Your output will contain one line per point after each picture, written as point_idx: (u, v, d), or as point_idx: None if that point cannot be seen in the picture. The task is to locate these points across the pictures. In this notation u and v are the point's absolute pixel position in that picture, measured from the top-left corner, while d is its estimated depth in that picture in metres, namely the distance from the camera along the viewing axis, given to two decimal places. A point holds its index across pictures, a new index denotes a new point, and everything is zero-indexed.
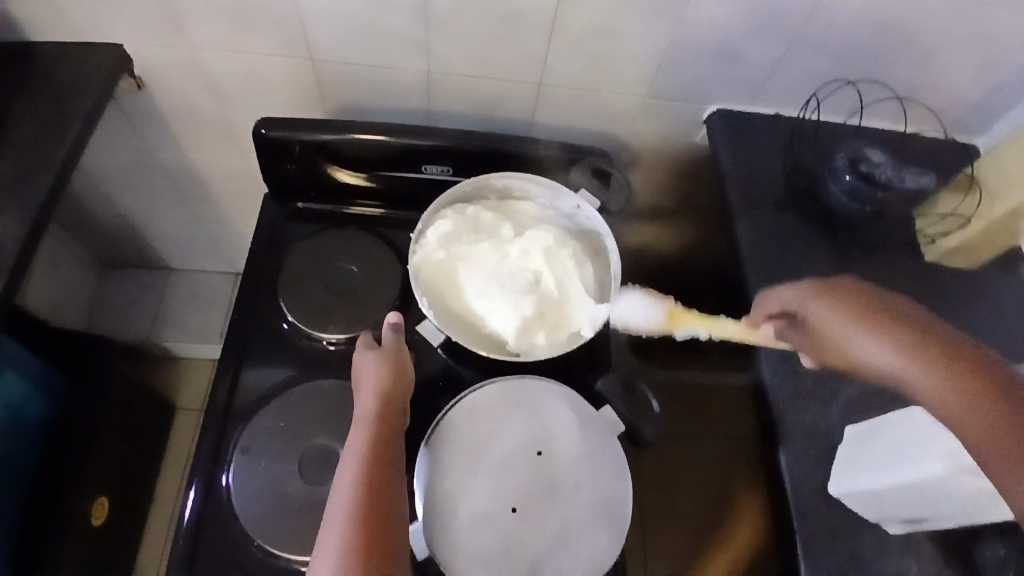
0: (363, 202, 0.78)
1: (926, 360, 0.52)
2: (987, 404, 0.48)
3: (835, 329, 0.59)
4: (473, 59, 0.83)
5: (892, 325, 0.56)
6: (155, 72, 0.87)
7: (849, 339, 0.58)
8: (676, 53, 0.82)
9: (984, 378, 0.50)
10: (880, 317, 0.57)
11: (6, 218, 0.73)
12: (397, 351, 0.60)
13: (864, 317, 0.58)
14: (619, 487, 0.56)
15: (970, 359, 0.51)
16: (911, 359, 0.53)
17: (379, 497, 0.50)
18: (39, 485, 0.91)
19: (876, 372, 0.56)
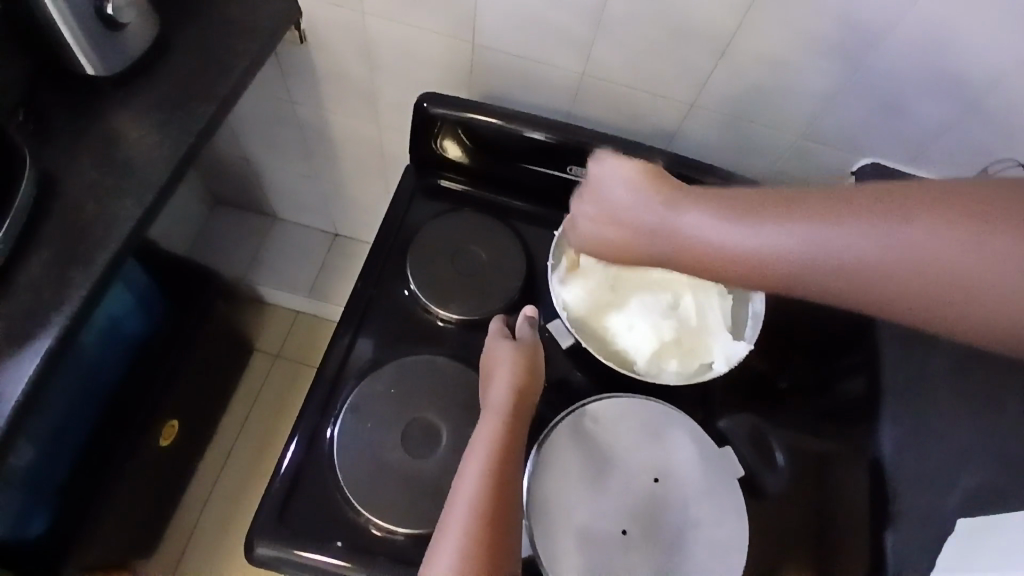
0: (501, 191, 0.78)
1: (771, 208, 0.46)
2: (898, 204, 0.41)
3: (649, 212, 0.52)
4: (631, 69, 0.82)
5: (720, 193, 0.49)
6: (317, 27, 0.90)
7: (649, 218, 0.52)
8: (844, 97, 0.79)
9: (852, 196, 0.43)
10: (668, 186, 0.52)
11: (167, 140, 0.77)
12: (533, 346, 0.58)
13: (655, 192, 0.52)
14: (736, 536, 0.53)
15: (819, 190, 0.45)
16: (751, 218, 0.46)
17: (505, 499, 0.48)
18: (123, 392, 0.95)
19: (717, 255, 0.47)
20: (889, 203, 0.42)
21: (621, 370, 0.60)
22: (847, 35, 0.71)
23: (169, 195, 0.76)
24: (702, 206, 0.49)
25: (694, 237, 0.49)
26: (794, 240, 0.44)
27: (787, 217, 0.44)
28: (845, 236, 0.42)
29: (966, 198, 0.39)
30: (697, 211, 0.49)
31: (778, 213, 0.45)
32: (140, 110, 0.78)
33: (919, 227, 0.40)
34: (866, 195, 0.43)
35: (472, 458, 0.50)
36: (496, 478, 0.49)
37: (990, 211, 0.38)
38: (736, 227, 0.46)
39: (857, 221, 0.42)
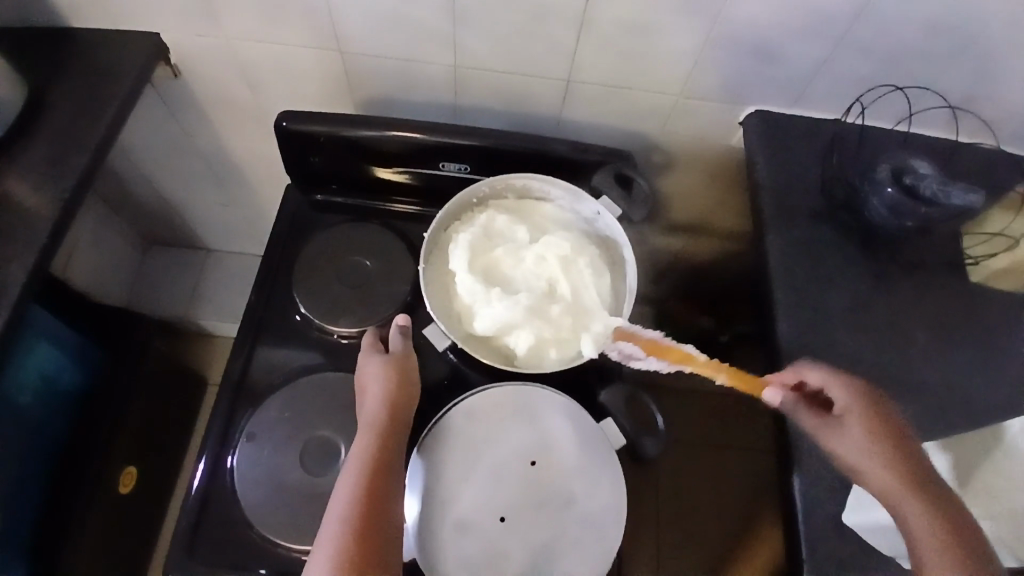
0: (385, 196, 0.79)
1: (883, 458, 0.59)
2: (949, 530, 0.56)
3: (845, 436, 0.61)
4: (502, 55, 0.82)
5: (904, 459, 0.60)
6: (189, 60, 0.89)
7: (847, 445, 0.61)
8: (712, 53, 0.78)
9: (926, 488, 0.59)
10: (891, 443, 0.60)
11: (41, 198, 0.76)
12: (404, 355, 0.60)
13: (884, 441, 0.60)
14: (614, 506, 0.55)
15: (918, 474, 0.59)
16: (871, 450, 0.60)
17: (379, 505, 0.51)
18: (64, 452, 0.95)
19: (837, 450, 0.62)
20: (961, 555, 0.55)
21: (500, 364, 0.61)
22: None
23: (55, 250, 0.75)
24: (867, 432, 0.60)
25: (838, 447, 0.62)
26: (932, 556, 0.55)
27: (881, 449, 0.60)
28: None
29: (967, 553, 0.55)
30: (854, 438, 0.61)
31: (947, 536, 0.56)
32: (17, 170, 0.77)
33: (934, 536, 0.56)
34: (948, 522, 0.57)
35: (346, 471, 0.52)
36: (369, 486, 0.51)
37: None
38: (871, 466, 0.60)
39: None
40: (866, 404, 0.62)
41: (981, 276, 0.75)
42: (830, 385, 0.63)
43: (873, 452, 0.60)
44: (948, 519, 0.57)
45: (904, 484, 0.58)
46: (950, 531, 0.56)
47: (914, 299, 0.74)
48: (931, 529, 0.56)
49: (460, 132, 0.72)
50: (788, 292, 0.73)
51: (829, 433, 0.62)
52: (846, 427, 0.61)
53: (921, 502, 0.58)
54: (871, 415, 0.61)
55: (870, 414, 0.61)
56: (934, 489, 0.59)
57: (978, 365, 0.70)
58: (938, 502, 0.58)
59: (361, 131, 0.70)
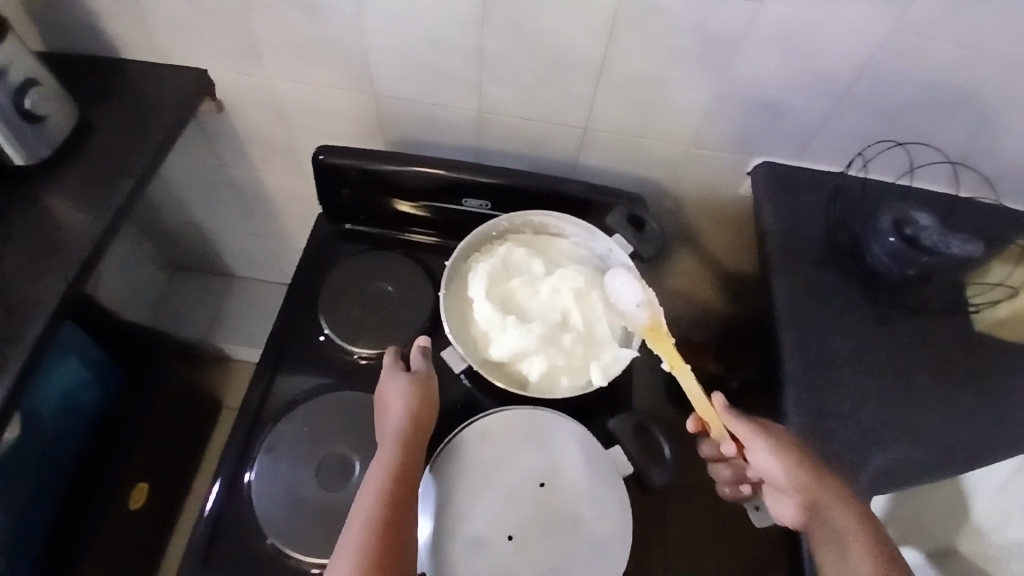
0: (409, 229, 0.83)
1: (786, 471, 0.64)
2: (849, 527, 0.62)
3: (757, 451, 0.67)
4: (524, 102, 0.87)
5: (807, 469, 0.64)
6: (232, 97, 0.96)
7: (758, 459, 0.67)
8: (720, 107, 0.83)
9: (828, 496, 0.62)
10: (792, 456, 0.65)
11: (88, 217, 0.81)
12: (427, 377, 0.62)
13: (785, 456, 0.65)
14: (620, 531, 0.56)
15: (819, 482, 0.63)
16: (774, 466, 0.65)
17: (400, 515, 0.53)
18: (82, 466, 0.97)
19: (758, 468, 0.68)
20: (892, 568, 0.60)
21: (513, 388, 0.64)
22: (713, 50, 0.76)
23: (95, 267, 0.79)
24: (771, 449, 0.66)
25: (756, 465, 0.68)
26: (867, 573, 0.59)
27: (783, 465, 0.65)
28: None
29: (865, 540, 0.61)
30: (761, 452, 0.67)
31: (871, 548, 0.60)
32: (68, 190, 0.82)
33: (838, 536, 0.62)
34: (851, 521, 0.62)
35: (367, 485, 0.54)
36: (388, 502, 0.53)
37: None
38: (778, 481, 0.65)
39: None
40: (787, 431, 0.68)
41: (985, 325, 0.77)
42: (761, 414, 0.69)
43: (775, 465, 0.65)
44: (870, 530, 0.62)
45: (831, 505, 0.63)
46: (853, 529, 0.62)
47: (918, 345, 0.76)
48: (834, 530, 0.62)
49: (482, 171, 0.77)
50: (794, 333, 0.76)
51: (753, 449, 0.67)
52: (756, 444, 0.67)
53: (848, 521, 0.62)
54: (766, 432, 0.67)
55: (769, 431, 0.67)
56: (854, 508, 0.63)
57: (983, 409, 0.72)
58: (864, 516, 0.62)
59: (390, 166, 0.76)
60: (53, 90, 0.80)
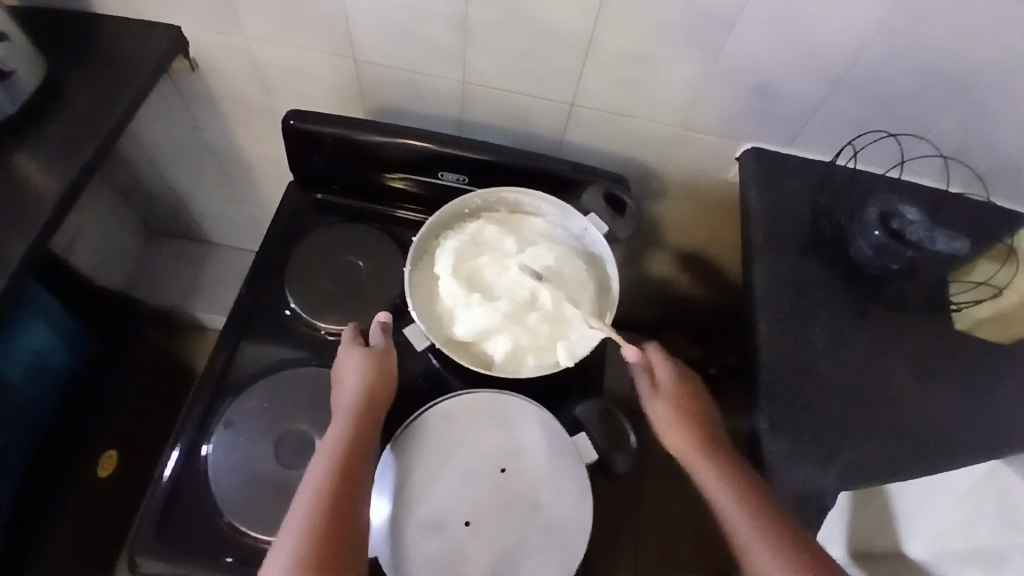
0: (390, 201, 0.81)
1: (681, 421, 0.73)
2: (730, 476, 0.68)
3: (655, 403, 0.75)
4: (509, 75, 0.84)
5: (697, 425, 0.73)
6: (207, 57, 0.92)
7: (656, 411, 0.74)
8: (710, 88, 0.81)
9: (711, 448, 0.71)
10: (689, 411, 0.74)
11: (51, 176, 0.77)
12: (385, 351, 0.60)
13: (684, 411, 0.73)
14: (580, 519, 0.56)
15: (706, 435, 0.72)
16: (671, 416, 0.73)
17: (350, 493, 0.51)
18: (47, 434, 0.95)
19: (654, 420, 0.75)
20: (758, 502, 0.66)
21: (475, 367, 0.61)
22: (707, 27, 0.73)
23: (57, 227, 0.76)
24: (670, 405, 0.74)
25: (652, 418, 0.75)
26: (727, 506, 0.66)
27: (680, 417, 0.73)
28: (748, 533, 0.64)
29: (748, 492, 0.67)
30: (658, 405, 0.74)
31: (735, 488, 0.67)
32: (31, 147, 0.79)
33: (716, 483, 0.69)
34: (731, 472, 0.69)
35: (318, 461, 0.52)
36: (339, 478, 0.51)
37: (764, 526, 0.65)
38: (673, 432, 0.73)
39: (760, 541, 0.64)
40: (680, 379, 0.76)
41: (964, 324, 0.76)
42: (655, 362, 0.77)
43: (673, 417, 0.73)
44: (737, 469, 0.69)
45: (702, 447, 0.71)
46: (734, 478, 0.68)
47: (895, 341, 0.75)
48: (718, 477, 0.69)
49: (459, 143, 0.74)
50: (771, 323, 0.75)
51: (651, 403, 0.75)
52: (658, 396, 0.75)
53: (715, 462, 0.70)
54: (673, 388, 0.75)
55: (676, 388, 0.75)
56: (725, 448, 0.72)
57: (954, 407, 0.71)
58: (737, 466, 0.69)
59: (364, 133, 0.73)
60: (20, 43, 0.76)
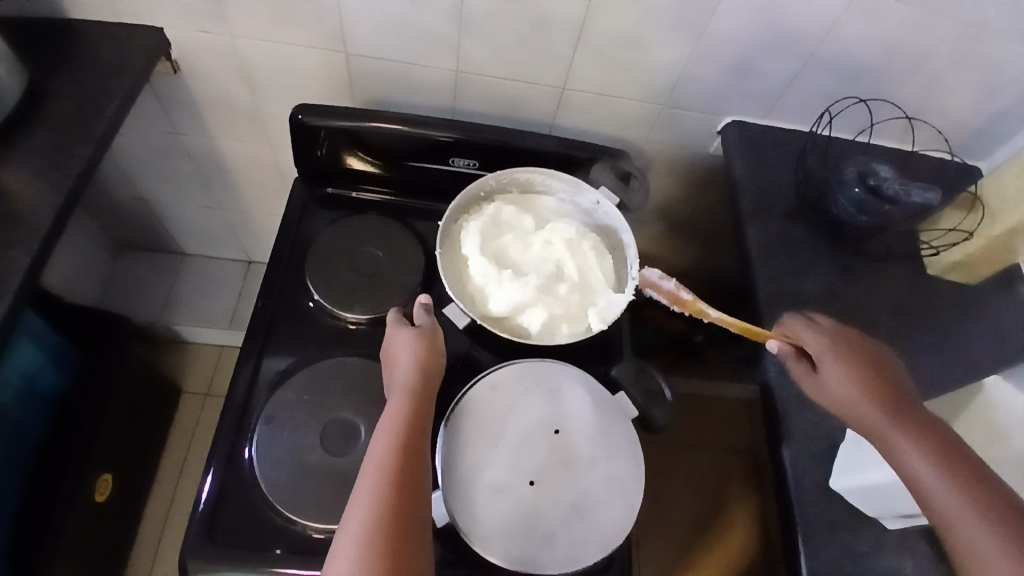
0: (375, 187, 0.83)
1: (862, 392, 0.63)
2: (938, 453, 0.57)
3: (829, 374, 0.66)
4: (502, 63, 0.87)
5: (886, 397, 0.62)
6: (190, 58, 0.90)
7: (829, 381, 0.65)
8: (695, 66, 0.85)
9: (906, 419, 0.61)
10: (872, 378, 0.64)
11: (44, 187, 0.75)
12: (431, 330, 0.64)
13: (862, 375, 0.64)
14: (630, 475, 0.60)
15: (896, 405, 0.62)
16: (850, 389, 0.64)
17: (414, 459, 0.55)
18: (49, 460, 0.91)
19: (827, 397, 0.65)
20: (966, 474, 0.55)
21: (514, 338, 0.64)
22: (691, 8, 0.77)
23: (57, 241, 0.74)
24: (847, 375, 0.64)
25: (827, 391, 0.66)
26: (930, 480, 0.56)
27: (862, 389, 0.63)
28: (956, 507, 0.54)
29: (963, 474, 0.55)
30: (832, 375, 0.65)
31: (939, 455, 0.57)
32: (17, 158, 0.76)
33: (915, 462, 0.57)
34: (936, 449, 0.58)
35: (380, 436, 0.56)
36: (403, 449, 0.55)
37: (989, 509, 0.53)
38: (859, 406, 0.63)
39: (982, 525, 0.52)
40: (836, 340, 0.67)
41: (935, 268, 0.84)
42: (799, 334, 0.69)
43: (853, 388, 0.64)
44: (933, 435, 0.59)
45: (897, 424, 0.60)
46: (942, 456, 0.57)
47: (880, 292, 0.82)
48: (924, 454, 0.57)
49: (467, 128, 0.78)
50: (768, 281, 0.81)
51: (825, 372, 0.66)
52: (826, 367, 0.66)
53: (906, 428, 0.60)
54: (845, 351, 0.66)
55: (852, 357, 0.65)
56: (933, 428, 0.59)
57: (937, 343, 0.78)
58: (941, 442, 0.58)
59: (373, 122, 0.75)
60: None
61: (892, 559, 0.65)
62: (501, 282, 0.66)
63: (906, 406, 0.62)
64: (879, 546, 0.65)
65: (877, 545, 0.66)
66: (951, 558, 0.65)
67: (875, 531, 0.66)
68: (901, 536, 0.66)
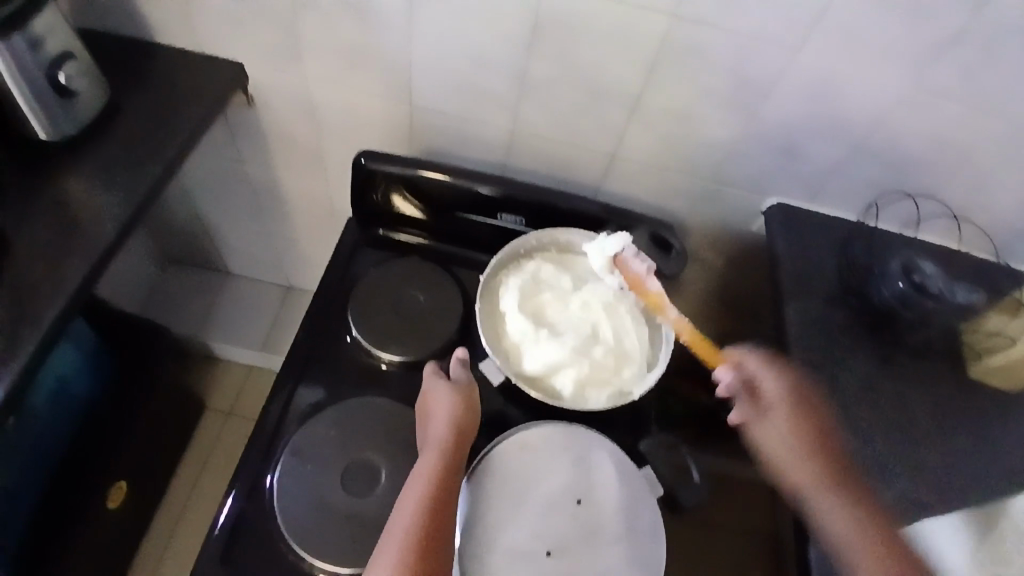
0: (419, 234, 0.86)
1: (798, 428, 0.71)
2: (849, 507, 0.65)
3: (771, 418, 0.72)
4: (557, 126, 0.90)
5: (808, 419, 0.71)
6: (262, 93, 0.96)
7: (770, 424, 0.72)
8: (744, 146, 0.88)
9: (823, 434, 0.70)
10: (808, 416, 0.71)
11: (114, 201, 0.79)
12: (467, 386, 0.65)
13: (805, 417, 0.71)
14: (654, 557, 0.59)
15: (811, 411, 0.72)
16: (791, 428, 0.71)
17: (441, 519, 0.55)
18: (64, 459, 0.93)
19: (765, 444, 0.72)
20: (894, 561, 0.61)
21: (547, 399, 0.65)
22: (743, 91, 0.80)
23: (115, 254, 0.78)
24: (788, 422, 0.71)
25: (761, 441, 0.73)
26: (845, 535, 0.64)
27: (808, 440, 0.70)
28: None
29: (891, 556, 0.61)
30: (774, 419, 0.72)
31: (842, 508, 0.65)
32: (94, 171, 0.81)
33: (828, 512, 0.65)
34: (841, 487, 0.67)
35: (413, 488, 0.56)
36: (431, 505, 0.55)
37: None
38: (793, 459, 0.70)
39: None
40: (794, 393, 0.72)
41: (975, 372, 0.81)
42: (757, 374, 0.74)
43: (796, 433, 0.70)
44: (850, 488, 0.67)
45: (819, 479, 0.68)
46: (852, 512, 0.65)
47: (921, 390, 0.79)
48: (830, 491, 0.66)
49: (517, 187, 0.81)
50: (806, 367, 0.79)
51: (768, 417, 0.73)
52: (769, 414, 0.73)
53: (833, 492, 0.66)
54: (796, 397, 0.72)
55: (799, 410, 0.72)
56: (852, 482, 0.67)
57: (978, 449, 0.75)
58: (867, 509, 0.65)
59: (426, 172, 0.78)
60: (85, 65, 0.79)
61: None
62: (536, 342, 0.68)
63: (860, 510, 0.65)
64: None
65: None
66: None
67: None
68: None
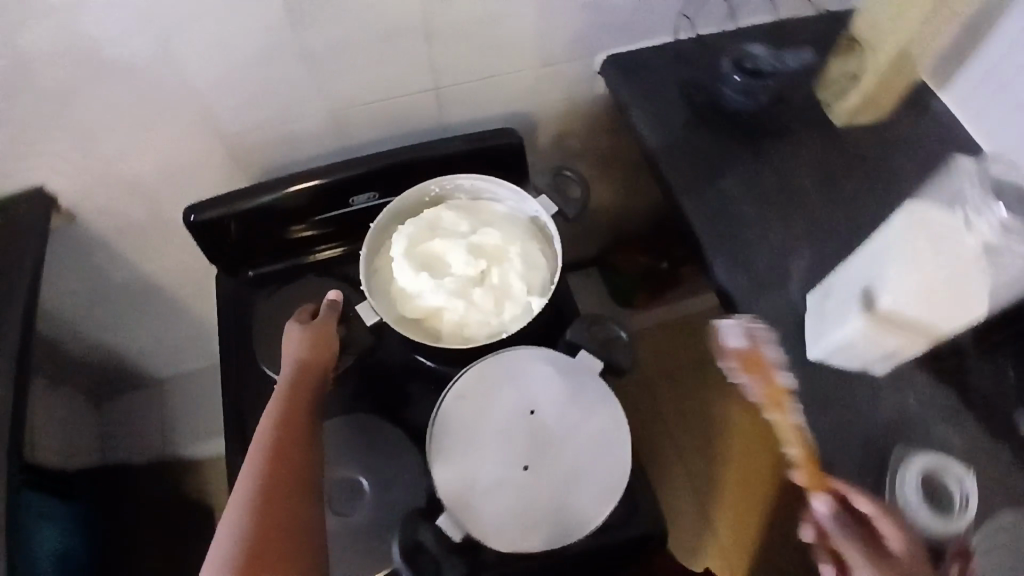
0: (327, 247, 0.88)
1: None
2: None
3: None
4: (373, 87, 0.88)
5: None
6: (77, 200, 0.91)
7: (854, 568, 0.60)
8: (549, 17, 0.86)
9: None
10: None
11: None
12: (321, 324, 0.77)
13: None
14: (603, 433, 0.74)
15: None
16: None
17: (293, 426, 0.68)
18: None
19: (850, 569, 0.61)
20: None
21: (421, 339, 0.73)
22: None
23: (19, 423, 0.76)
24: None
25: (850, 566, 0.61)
26: None
27: None
28: None
29: None
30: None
31: None
32: None
33: None
34: None
35: (269, 413, 0.69)
36: (285, 421, 0.68)
37: None
38: None
39: None
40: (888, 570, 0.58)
41: (841, 119, 0.85)
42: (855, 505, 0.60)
43: None
44: None
45: None
46: None
47: (799, 161, 0.83)
48: None
49: (348, 168, 0.81)
50: (691, 194, 0.82)
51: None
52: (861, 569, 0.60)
53: None
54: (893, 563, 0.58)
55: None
56: None
57: (866, 186, 0.80)
58: None
59: (290, 188, 0.79)
60: None
61: (892, 401, 0.67)
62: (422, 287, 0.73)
63: None
64: (877, 396, 0.67)
65: (875, 393, 0.68)
66: (947, 373, 0.68)
67: (868, 383, 0.68)
68: (893, 377, 0.68)
